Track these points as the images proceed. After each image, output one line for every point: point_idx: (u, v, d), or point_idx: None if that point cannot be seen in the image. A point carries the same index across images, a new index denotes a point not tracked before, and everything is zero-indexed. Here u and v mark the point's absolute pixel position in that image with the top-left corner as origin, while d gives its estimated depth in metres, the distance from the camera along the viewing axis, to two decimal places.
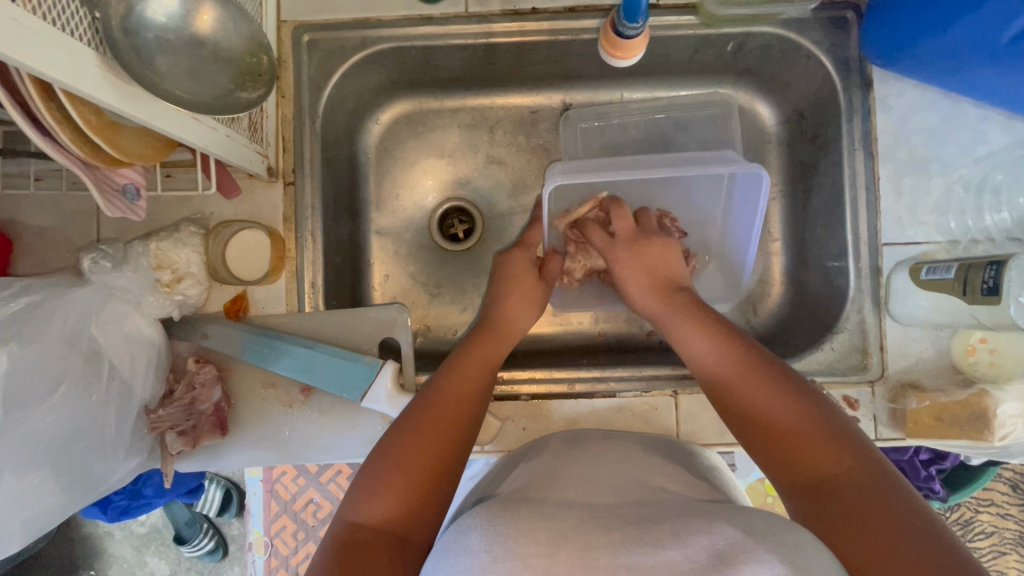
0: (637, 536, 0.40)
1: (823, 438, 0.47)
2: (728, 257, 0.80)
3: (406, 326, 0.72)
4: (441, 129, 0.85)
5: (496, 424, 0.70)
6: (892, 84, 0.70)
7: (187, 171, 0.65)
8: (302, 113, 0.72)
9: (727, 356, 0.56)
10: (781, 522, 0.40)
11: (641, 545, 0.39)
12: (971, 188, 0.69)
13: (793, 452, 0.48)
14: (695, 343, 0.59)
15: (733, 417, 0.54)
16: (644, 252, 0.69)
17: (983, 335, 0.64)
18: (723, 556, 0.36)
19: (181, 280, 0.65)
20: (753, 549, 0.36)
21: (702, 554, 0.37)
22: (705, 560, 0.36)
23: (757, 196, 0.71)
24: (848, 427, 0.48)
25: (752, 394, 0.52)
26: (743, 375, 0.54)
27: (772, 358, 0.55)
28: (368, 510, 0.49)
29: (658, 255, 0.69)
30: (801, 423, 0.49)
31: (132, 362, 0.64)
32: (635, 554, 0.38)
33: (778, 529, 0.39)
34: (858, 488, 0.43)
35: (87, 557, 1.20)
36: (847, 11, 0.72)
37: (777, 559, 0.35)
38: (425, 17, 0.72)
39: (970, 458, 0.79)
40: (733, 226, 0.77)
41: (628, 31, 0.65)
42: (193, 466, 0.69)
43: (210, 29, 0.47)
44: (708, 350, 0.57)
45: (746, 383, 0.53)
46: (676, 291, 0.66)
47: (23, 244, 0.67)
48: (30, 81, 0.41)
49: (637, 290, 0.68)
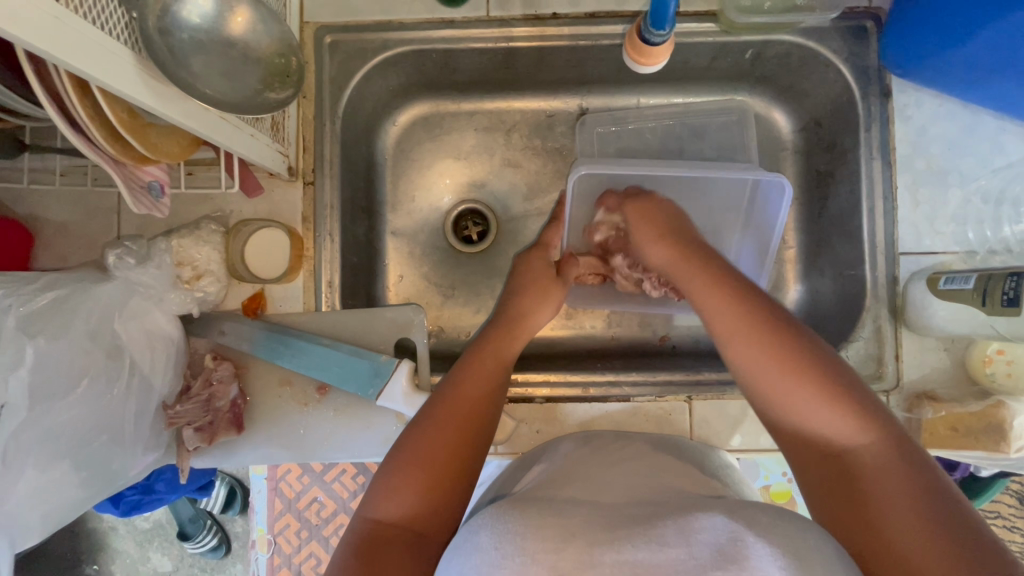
0: (643, 533, 0.41)
1: (846, 416, 0.45)
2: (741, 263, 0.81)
3: (423, 326, 0.72)
4: (458, 131, 0.86)
5: (511, 424, 0.70)
6: (911, 93, 0.71)
7: (209, 169, 0.66)
8: (323, 113, 0.72)
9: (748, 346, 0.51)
10: (791, 520, 0.40)
11: (645, 542, 0.39)
12: (989, 199, 0.69)
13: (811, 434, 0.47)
14: (707, 311, 0.54)
15: (747, 393, 0.52)
16: (647, 212, 0.66)
17: (1001, 347, 0.63)
18: (726, 551, 0.36)
19: (200, 276, 0.66)
20: (757, 545, 0.36)
21: (706, 550, 0.37)
22: (708, 556, 0.36)
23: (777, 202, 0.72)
24: (867, 395, 0.47)
25: (765, 370, 0.49)
26: (758, 349, 0.50)
27: (792, 331, 0.51)
28: (385, 508, 0.50)
29: (657, 212, 0.66)
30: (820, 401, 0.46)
31: (152, 357, 0.64)
32: (640, 551, 0.39)
33: (782, 524, 0.39)
34: (881, 472, 0.43)
35: (91, 551, 1.20)
36: (868, 20, 0.71)
37: (776, 554, 0.36)
38: (447, 20, 0.72)
39: (981, 469, 0.79)
40: (750, 234, 0.78)
41: (654, 38, 0.65)
42: (208, 462, 0.69)
43: (242, 30, 0.48)
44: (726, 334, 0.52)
45: (763, 362, 0.49)
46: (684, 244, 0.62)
47: (44, 238, 0.68)
48: (67, 78, 0.42)
49: (649, 244, 0.64)
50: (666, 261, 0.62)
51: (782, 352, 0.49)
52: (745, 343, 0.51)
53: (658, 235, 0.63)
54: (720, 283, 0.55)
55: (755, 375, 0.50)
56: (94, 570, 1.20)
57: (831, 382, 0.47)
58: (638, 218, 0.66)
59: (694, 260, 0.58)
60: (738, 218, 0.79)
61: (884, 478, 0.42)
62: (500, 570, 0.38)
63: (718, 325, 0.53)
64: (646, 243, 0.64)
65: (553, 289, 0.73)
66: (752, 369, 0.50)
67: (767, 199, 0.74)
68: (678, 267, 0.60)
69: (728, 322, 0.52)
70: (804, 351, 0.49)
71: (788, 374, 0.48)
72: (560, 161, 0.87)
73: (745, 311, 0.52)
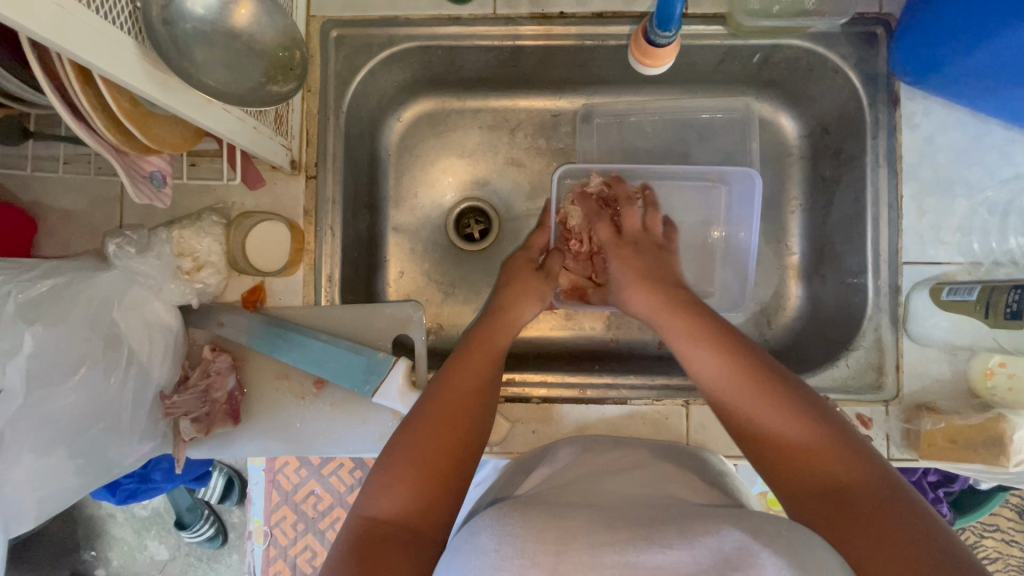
0: (646, 536, 0.41)
1: (835, 449, 0.47)
2: (732, 264, 0.81)
3: (421, 323, 0.72)
4: (462, 128, 0.86)
5: (506, 426, 0.70)
6: (920, 101, 0.70)
7: (211, 161, 0.67)
8: (327, 108, 0.72)
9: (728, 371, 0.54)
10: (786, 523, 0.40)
11: (649, 545, 0.39)
12: (995, 211, 0.69)
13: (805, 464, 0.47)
14: (695, 354, 0.58)
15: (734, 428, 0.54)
16: (639, 261, 0.70)
17: (1002, 360, 0.63)
18: (729, 559, 0.36)
19: (201, 268, 0.66)
20: (759, 552, 0.36)
21: (709, 556, 0.37)
22: (712, 562, 0.36)
23: (750, 196, 0.78)
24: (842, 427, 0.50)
25: (744, 398, 0.53)
26: (743, 390, 0.53)
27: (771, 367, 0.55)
28: (381, 505, 0.50)
29: (651, 264, 0.70)
30: (813, 436, 0.48)
31: (151, 347, 0.65)
32: (643, 554, 0.39)
33: (786, 532, 0.38)
34: (876, 499, 0.43)
35: (89, 538, 1.21)
36: (877, 27, 0.71)
37: (782, 560, 0.35)
38: (453, 17, 0.72)
39: (980, 482, 0.78)
40: (732, 232, 0.80)
41: (659, 39, 0.65)
42: (204, 453, 0.70)
43: (246, 22, 0.48)
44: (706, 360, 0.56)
45: (751, 401, 0.52)
46: (665, 284, 0.67)
47: (47, 225, 0.68)
48: (70, 65, 0.42)
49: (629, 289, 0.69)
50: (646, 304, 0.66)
51: (768, 392, 0.52)
52: (735, 387, 0.53)
53: (643, 279, 0.68)
54: (707, 328, 0.59)
55: (745, 415, 0.52)
56: (92, 556, 1.21)
57: (821, 421, 0.49)
58: (631, 270, 0.70)
59: (677, 306, 0.63)
60: (720, 218, 0.81)
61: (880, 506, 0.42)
62: (500, 572, 0.38)
63: (706, 371, 0.56)
64: (631, 285, 0.68)
65: (536, 283, 0.73)
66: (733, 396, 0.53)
67: (741, 196, 0.79)
68: (661, 310, 0.64)
69: (719, 365, 0.55)
70: (791, 391, 0.52)
71: (777, 411, 0.50)
72: (564, 160, 0.86)
73: (731, 356, 0.55)
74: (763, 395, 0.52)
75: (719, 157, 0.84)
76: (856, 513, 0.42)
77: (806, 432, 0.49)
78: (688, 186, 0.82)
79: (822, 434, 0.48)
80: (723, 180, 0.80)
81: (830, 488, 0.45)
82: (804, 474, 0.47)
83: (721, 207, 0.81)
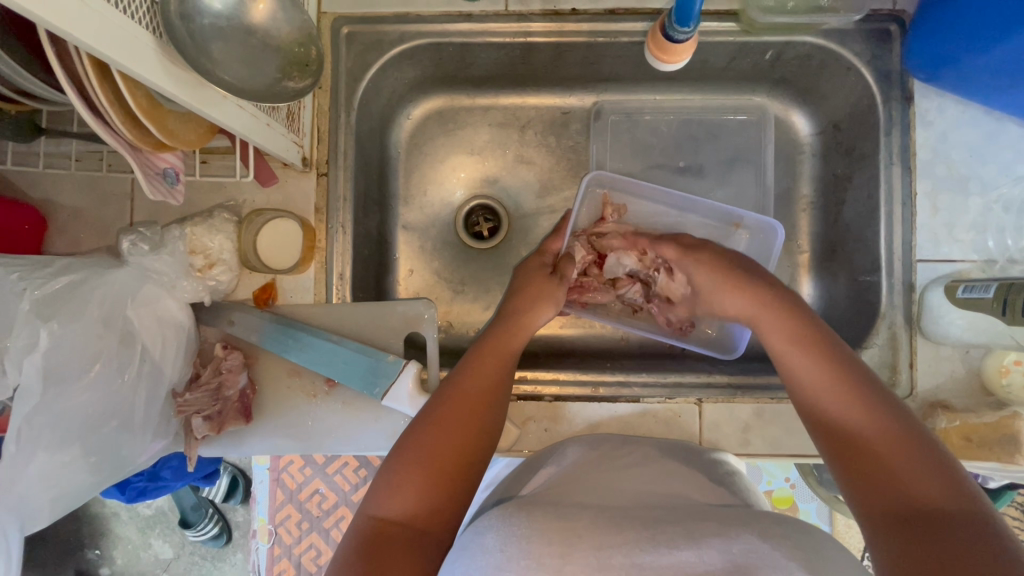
0: (651, 537, 0.40)
1: (901, 455, 0.45)
2: None
3: (434, 321, 0.71)
4: (472, 126, 0.86)
5: (516, 432, 0.70)
6: (933, 98, 0.70)
7: (223, 158, 0.66)
8: (338, 105, 0.72)
9: (812, 363, 0.53)
10: (795, 525, 0.39)
11: (654, 546, 0.39)
12: (1011, 208, 0.68)
13: (888, 487, 0.44)
14: (796, 369, 0.54)
15: (824, 433, 0.51)
16: (713, 262, 0.69)
17: (1017, 357, 0.63)
18: (739, 562, 0.36)
19: (212, 265, 0.66)
20: (772, 557, 0.35)
21: (719, 558, 0.36)
22: (720, 565, 0.36)
23: (772, 243, 0.78)
24: (942, 460, 0.45)
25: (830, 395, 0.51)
26: (845, 408, 0.50)
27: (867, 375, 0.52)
28: (389, 506, 0.49)
29: (735, 259, 0.68)
30: (901, 457, 0.45)
31: (164, 345, 0.64)
32: (647, 554, 0.38)
33: (793, 534, 0.38)
34: (954, 532, 0.39)
35: (94, 537, 1.21)
36: (891, 23, 0.70)
37: (795, 564, 0.34)
38: (465, 14, 0.72)
39: (992, 480, 0.78)
40: None
41: (678, 35, 0.64)
42: (216, 450, 0.70)
43: (263, 17, 0.48)
44: (785, 354, 0.56)
45: (825, 393, 0.51)
46: (757, 282, 0.64)
47: (56, 223, 0.68)
48: (89, 62, 0.42)
49: (720, 294, 0.67)
50: (744, 306, 0.63)
51: (871, 412, 0.48)
52: (850, 408, 0.49)
53: (729, 282, 0.66)
54: (802, 337, 0.56)
55: (826, 412, 0.51)
56: (96, 556, 1.21)
57: (909, 440, 0.46)
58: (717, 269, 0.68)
59: (774, 306, 0.60)
60: None
61: (973, 548, 0.38)
62: (505, 572, 0.37)
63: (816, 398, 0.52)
64: (720, 288, 0.67)
65: (551, 287, 0.72)
66: (807, 381, 0.53)
67: (757, 243, 0.79)
68: (759, 310, 0.61)
69: (803, 360, 0.54)
70: (888, 409, 0.48)
71: (871, 427, 0.48)
72: (574, 158, 0.86)
73: (837, 376, 0.52)
74: (851, 403, 0.50)
75: (730, 155, 0.85)
76: (935, 546, 0.39)
77: (905, 460, 0.45)
78: (709, 223, 0.81)
79: (917, 468, 0.44)
80: (747, 228, 0.79)
81: (898, 503, 0.43)
82: (884, 486, 0.44)
83: (737, 254, 0.81)
